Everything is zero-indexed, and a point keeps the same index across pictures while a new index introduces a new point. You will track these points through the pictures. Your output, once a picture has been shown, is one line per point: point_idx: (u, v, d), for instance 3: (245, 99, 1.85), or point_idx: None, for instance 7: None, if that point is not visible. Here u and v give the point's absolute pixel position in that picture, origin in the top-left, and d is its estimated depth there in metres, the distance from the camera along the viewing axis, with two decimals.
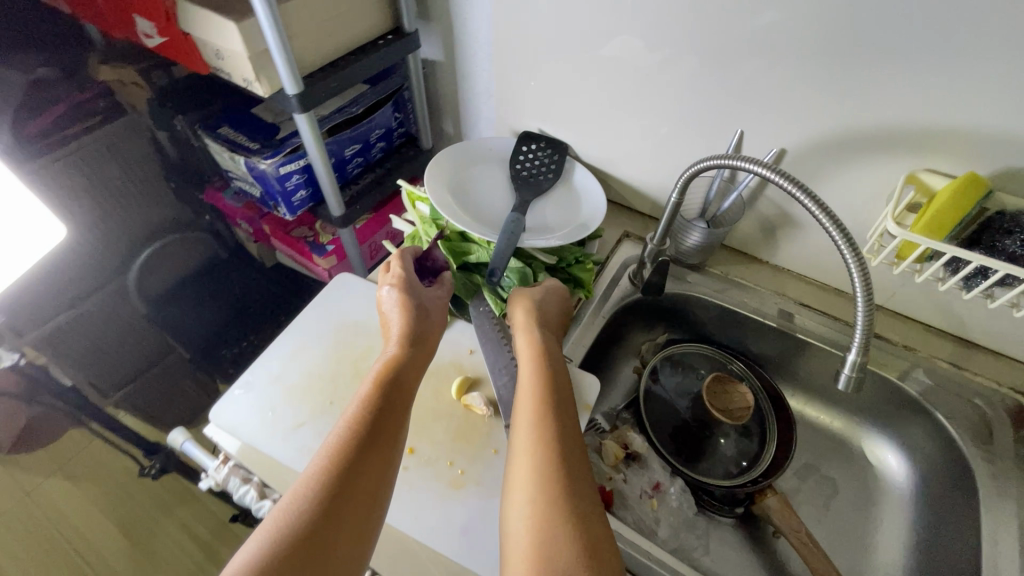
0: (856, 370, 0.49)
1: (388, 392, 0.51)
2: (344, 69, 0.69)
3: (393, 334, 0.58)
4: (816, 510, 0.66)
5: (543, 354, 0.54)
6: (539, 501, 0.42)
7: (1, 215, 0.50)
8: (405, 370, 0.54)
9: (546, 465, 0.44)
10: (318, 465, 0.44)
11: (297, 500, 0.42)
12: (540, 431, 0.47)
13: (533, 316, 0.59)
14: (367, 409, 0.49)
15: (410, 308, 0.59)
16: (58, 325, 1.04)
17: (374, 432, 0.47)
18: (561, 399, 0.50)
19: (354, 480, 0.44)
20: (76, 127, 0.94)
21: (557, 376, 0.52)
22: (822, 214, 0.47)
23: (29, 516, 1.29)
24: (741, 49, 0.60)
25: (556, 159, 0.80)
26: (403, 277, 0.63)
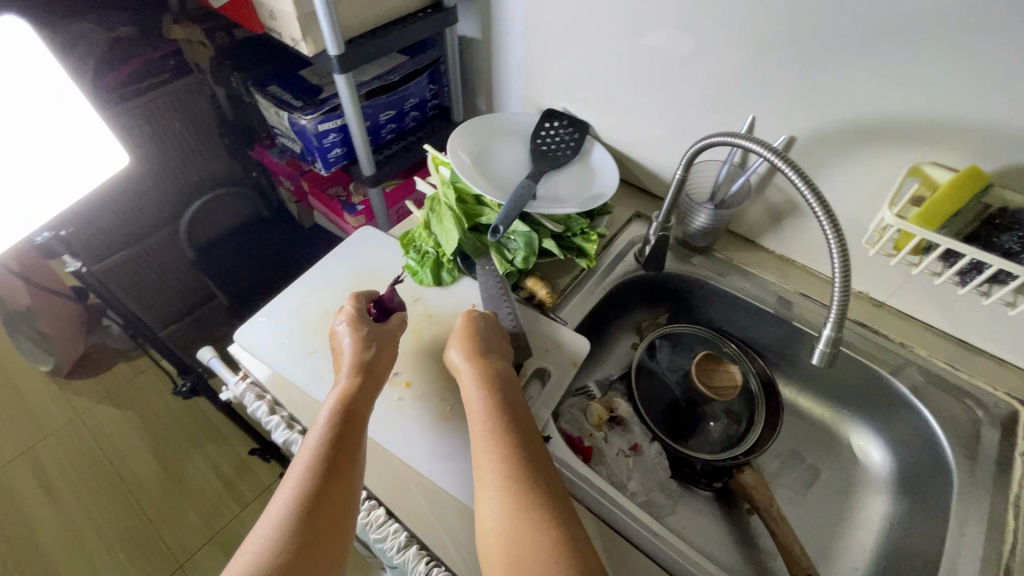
0: (831, 345, 0.50)
1: (342, 422, 0.52)
2: (383, 37, 0.75)
3: (343, 364, 0.58)
4: (793, 494, 0.68)
5: (493, 378, 0.55)
6: (510, 522, 0.45)
7: (72, 139, 0.57)
8: (357, 401, 0.54)
9: (511, 489, 0.47)
10: (280, 509, 0.46)
11: (265, 547, 0.43)
12: (500, 458, 0.49)
13: (481, 339, 0.59)
14: (323, 444, 0.50)
15: (363, 341, 0.59)
16: (118, 260, 1.17)
17: (333, 465, 0.49)
18: (516, 420, 0.52)
19: (320, 516, 0.46)
20: (147, 82, 1.05)
21: (510, 397, 0.54)
22: (808, 191, 0.49)
23: (78, 433, 1.43)
24: (757, 35, 0.62)
25: (576, 137, 0.83)
26: (355, 311, 0.62)
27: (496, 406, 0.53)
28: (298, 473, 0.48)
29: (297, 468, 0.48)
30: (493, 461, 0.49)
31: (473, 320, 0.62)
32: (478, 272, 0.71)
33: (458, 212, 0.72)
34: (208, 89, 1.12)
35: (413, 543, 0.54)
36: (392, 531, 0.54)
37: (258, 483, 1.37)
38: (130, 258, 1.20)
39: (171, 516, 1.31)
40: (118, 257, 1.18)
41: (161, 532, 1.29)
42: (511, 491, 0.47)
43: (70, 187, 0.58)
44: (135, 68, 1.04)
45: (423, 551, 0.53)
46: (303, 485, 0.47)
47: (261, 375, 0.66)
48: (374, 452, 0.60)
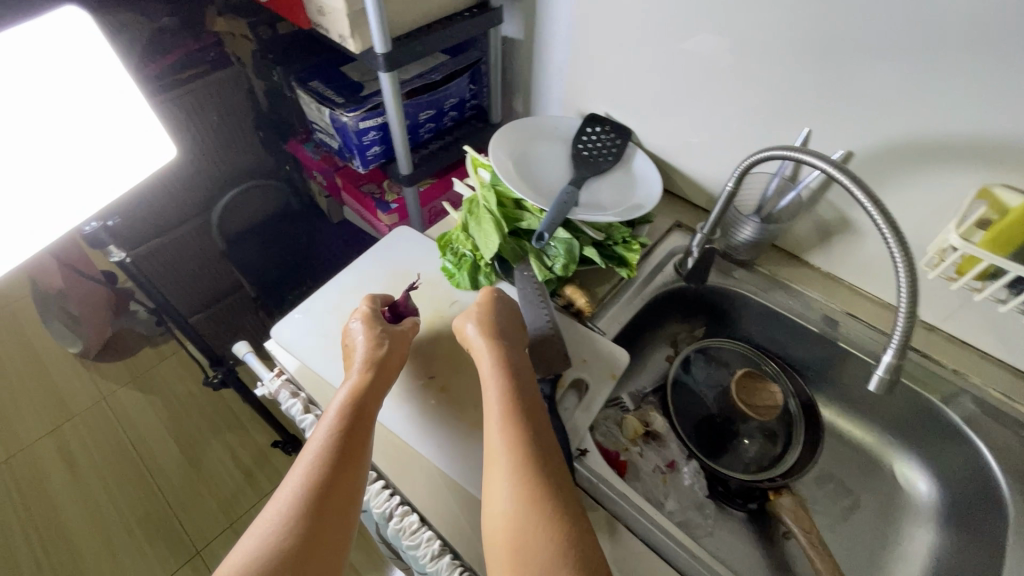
0: (890, 372, 0.48)
1: (351, 417, 0.53)
2: (430, 36, 0.74)
3: (356, 358, 0.58)
4: (833, 520, 0.65)
5: (504, 370, 0.55)
6: (510, 515, 0.46)
7: (120, 129, 0.56)
8: (367, 396, 0.55)
9: (513, 483, 0.47)
10: (289, 497, 0.48)
11: (273, 532, 0.46)
12: (503, 452, 0.49)
13: (496, 330, 0.59)
14: (331, 437, 0.51)
15: (376, 339, 0.59)
16: (151, 248, 1.18)
17: (341, 458, 0.50)
18: (526, 413, 0.52)
19: (326, 505, 0.48)
20: (187, 73, 1.06)
21: (520, 390, 0.54)
22: (877, 212, 0.47)
23: (103, 416, 1.45)
24: (818, 47, 0.60)
25: (618, 143, 0.82)
26: (370, 311, 0.63)
27: (504, 399, 0.53)
28: (308, 463, 0.50)
29: (307, 458, 0.50)
30: (498, 453, 0.50)
31: (495, 298, 0.63)
32: (516, 278, 0.70)
33: (498, 216, 0.71)
34: (246, 81, 1.12)
35: (446, 553, 0.52)
36: (425, 540, 0.52)
37: (276, 474, 1.37)
38: (162, 246, 1.21)
39: (191, 502, 1.32)
40: (151, 245, 1.19)
41: (180, 518, 1.30)
42: (513, 486, 0.47)
43: (116, 180, 0.58)
44: (177, 59, 1.05)
45: (456, 561, 0.52)
46: (311, 476, 0.49)
47: (296, 371, 0.66)
48: (409, 456, 0.59)
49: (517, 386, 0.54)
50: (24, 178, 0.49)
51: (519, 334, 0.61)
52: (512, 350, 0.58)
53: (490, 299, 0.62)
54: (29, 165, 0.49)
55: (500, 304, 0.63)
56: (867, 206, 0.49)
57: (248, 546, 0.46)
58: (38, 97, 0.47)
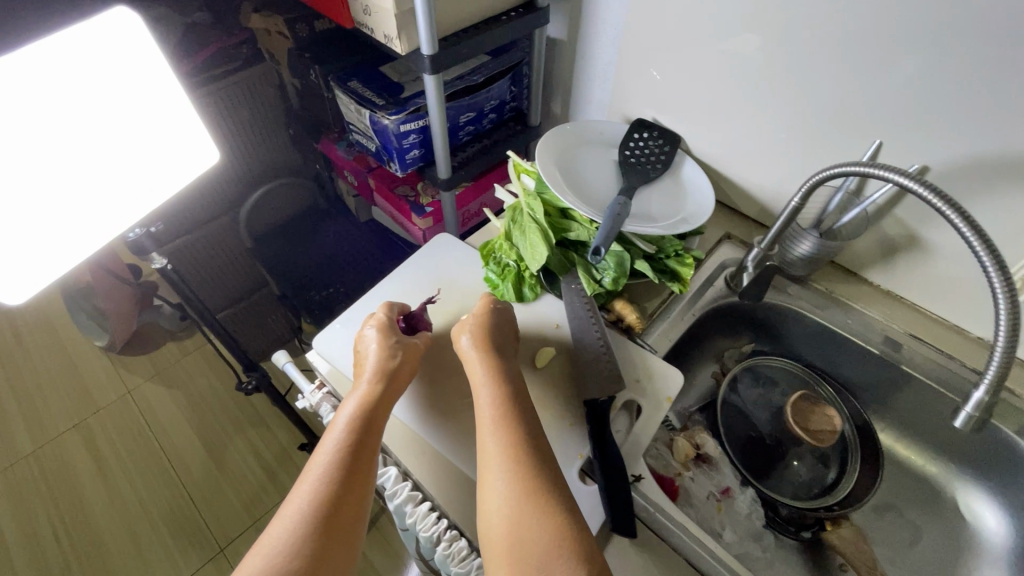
0: (980, 410, 0.46)
1: (359, 430, 0.51)
2: (477, 36, 0.71)
3: (367, 368, 0.56)
4: (893, 552, 0.62)
5: (503, 381, 0.54)
6: (508, 529, 0.44)
7: (165, 133, 0.54)
8: (376, 407, 0.53)
9: (510, 497, 0.45)
10: (293, 514, 0.46)
11: (275, 553, 0.44)
12: (500, 465, 0.47)
13: (495, 341, 0.58)
14: (337, 449, 0.50)
15: (389, 349, 0.57)
16: (181, 245, 1.18)
17: (344, 473, 0.48)
18: (526, 426, 0.50)
19: (330, 523, 0.46)
20: (220, 69, 1.04)
21: (520, 403, 0.52)
22: (971, 231, 0.44)
23: (128, 411, 1.45)
24: (897, 56, 0.56)
25: (666, 150, 0.78)
26: (385, 320, 0.60)
27: (501, 411, 0.51)
28: (312, 478, 0.48)
29: (311, 473, 0.49)
30: (495, 465, 0.48)
31: (490, 308, 0.61)
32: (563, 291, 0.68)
33: (545, 226, 0.69)
34: (277, 78, 1.10)
35: None
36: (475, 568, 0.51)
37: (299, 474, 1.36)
38: (191, 243, 1.20)
39: (215, 500, 1.32)
40: (180, 242, 1.18)
41: (204, 515, 1.30)
42: (511, 499, 0.45)
43: (159, 187, 0.56)
44: (211, 55, 1.04)
45: None
46: (316, 492, 0.47)
47: (339, 385, 0.63)
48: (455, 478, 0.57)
49: (515, 398, 0.53)
50: (70, 188, 0.47)
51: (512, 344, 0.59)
52: (510, 362, 0.56)
53: (487, 309, 0.60)
54: (73, 174, 0.47)
55: (504, 313, 0.61)
56: (950, 218, 0.46)
57: (254, 564, 0.44)
58: (83, 104, 0.45)
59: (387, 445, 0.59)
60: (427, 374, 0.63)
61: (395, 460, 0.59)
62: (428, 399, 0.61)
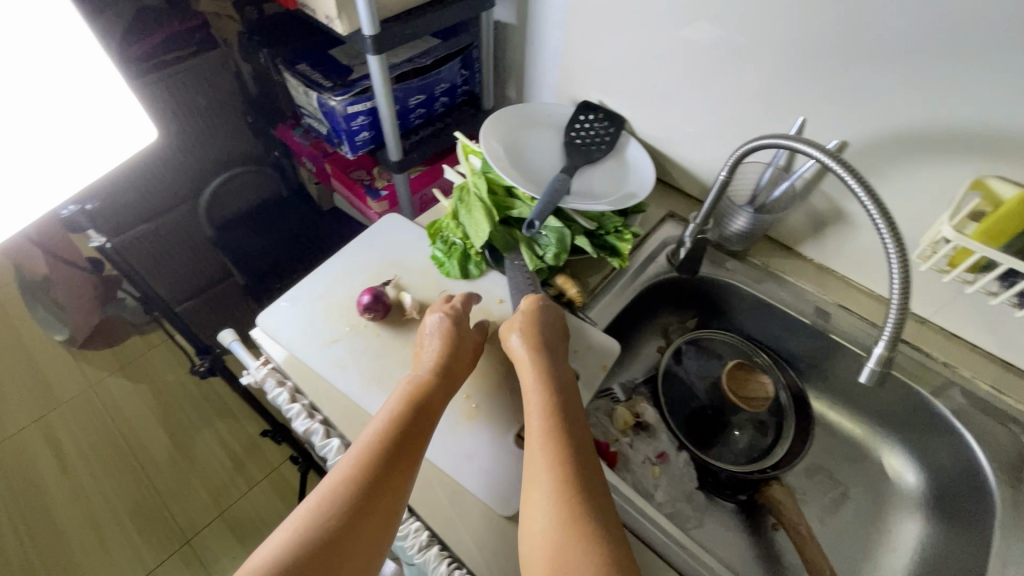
0: (882, 365, 0.49)
1: (410, 416, 0.52)
2: (420, 17, 0.72)
3: (425, 359, 0.57)
4: (821, 511, 0.66)
5: (550, 385, 0.54)
6: (552, 535, 0.44)
7: (101, 110, 0.55)
8: (432, 396, 0.54)
9: (557, 502, 0.45)
10: (332, 488, 0.46)
11: (305, 527, 0.44)
12: (546, 470, 0.47)
13: (541, 342, 0.57)
14: (382, 433, 0.50)
15: (449, 342, 0.58)
16: (137, 235, 1.16)
17: (389, 457, 0.49)
18: (571, 433, 0.50)
19: (366, 507, 0.46)
20: (172, 55, 1.02)
21: (565, 408, 0.52)
22: (877, 213, 0.46)
23: (91, 406, 1.43)
24: (812, 36, 0.59)
25: (611, 131, 0.80)
26: (457, 311, 0.61)
27: (547, 416, 0.51)
28: (353, 457, 0.49)
29: (353, 452, 0.49)
30: (542, 468, 0.47)
31: (538, 306, 0.61)
32: (506, 268, 0.69)
33: (488, 204, 0.70)
34: (234, 64, 1.09)
35: (434, 543, 0.52)
36: (412, 530, 0.52)
37: (267, 463, 1.36)
38: (150, 233, 1.18)
39: (181, 493, 1.31)
40: (138, 231, 1.16)
41: (171, 508, 1.29)
42: (557, 506, 0.45)
43: (94, 163, 0.57)
44: (158, 41, 1.01)
45: (444, 552, 0.52)
46: (355, 471, 0.47)
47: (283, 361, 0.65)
48: None
49: (559, 402, 0.52)
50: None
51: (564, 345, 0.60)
52: (560, 366, 0.56)
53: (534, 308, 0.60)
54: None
55: (555, 317, 0.61)
56: (866, 203, 0.48)
57: (286, 529, 0.45)
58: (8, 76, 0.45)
59: (330, 418, 0.61)
60: (371, 348, 0.64)
61: (337, 433, 0.60)
62: (372, 372, 0.63)
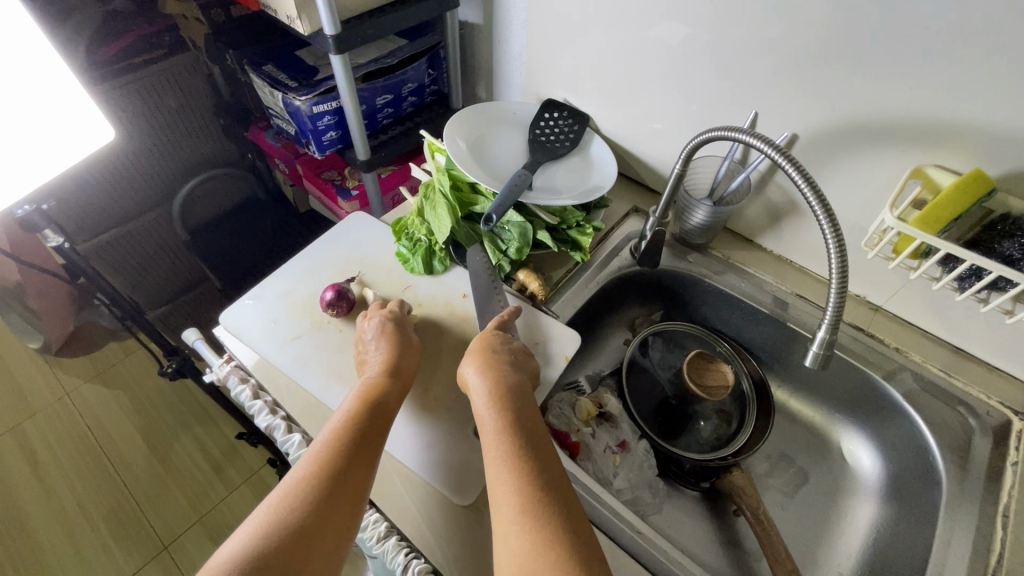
0: (824, 349, 0.51)
1: (361, 424, 0.51)
2: (381, 18, 0.72)
3: (372, 364, 0.58)
4: (781, 496, 0.68)
5: (510, 391, 0.53)
6: (518, 563, 0.40)
7: (58, 111, 0.55)
8: (384, 400, 0.54)
9: (522, 526, 0.42)
10: (279, 504, 0.45)
11: (252, 544, 0.43)
12: (508, 492, 0.44)
13: (489, 360, 0.55)
14: (332, 445, 0.49)
15: (394, 346, 0.59)
16: (109, 239, 1.15)
17: (339, 468, 0.48)
18: (533, 450, 0.47)
19: (318, 526, 0.44)
20: (140, 58, 1.02)
21: (521, 425, 0.50)
22: (815, 201, 0.48)
23: (64, 413, 1.39)
24: (755, 35, 0.60)
25: (576, 129, 0.82)
26: (395, 313, 0.63)
27: (505, 436, 0.48)
28: (302, 470, 0.48)
29: (301, 465, 0.48)
30: (505, 492, 0.44)
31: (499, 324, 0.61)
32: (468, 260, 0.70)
33: (452, 201, 0.70)
34: (204, 67, 1.09)
35: (393, 533, 0.52)
36: (371, 522, 0.53)
37: (247, 466, 1.33)
38: (122, 236, 1.17)
39: (158, 499, 1.27)
40: (110, 235, 1.15)
41: (147, 513, 1.25)
42: (520, 510, 0.43)
43: (52, 162, 0.57)
44: (127, 44, 1.00)
45: (404, 542, 0.52)
46: (304, 483, 0.47)
47: (246, 358, 0.65)
48: None
49: (515, 420, 0.50)
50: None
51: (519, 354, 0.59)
52: (513, 380, 0.54)
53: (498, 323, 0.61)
54: None
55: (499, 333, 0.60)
56: (804, 189, 0.49)
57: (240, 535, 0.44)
58: None
59: (291, 413, 0.61)
60: (334, 343, 0.65)
61: (299, 428, 0.60)
62: (334, 367, 0.63)
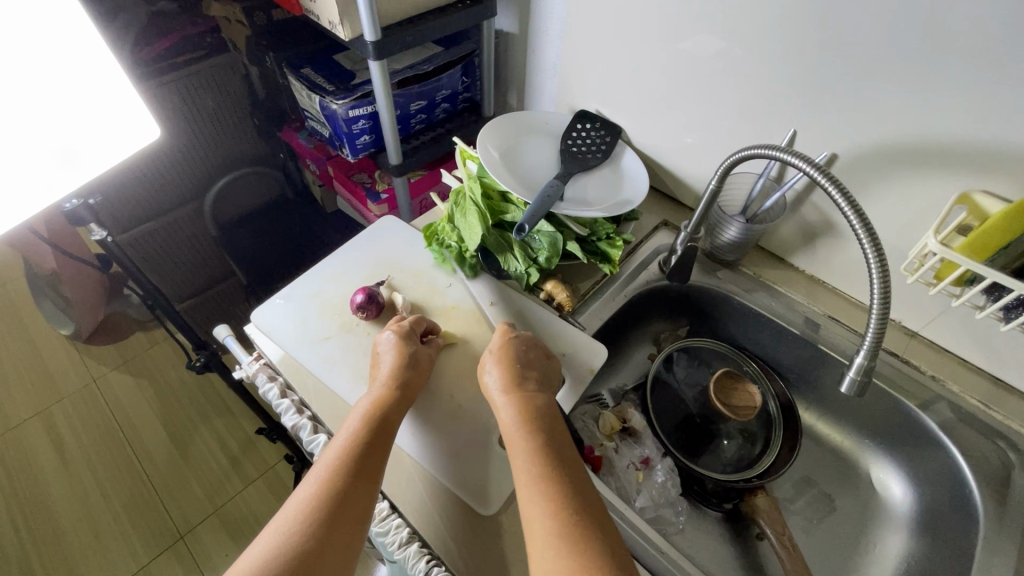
0: (862, 374, 0.50)
1: (371, 441, 0.51)
2: (421, 26, 0.73)
3: (381, 374, 0.58)
4: (806, 523, 0.66)
5: (533, 407, 0.52)
6: None
7: (110, 110, 0.57)
8: (391, 410, 0.54)
9: (554, 542, 0.41)
10: (287, 525, 0.45)
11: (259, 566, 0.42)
12: (542, 516, 0.43)
13: (511, 376, 0.55)
14: (343, 463, 0.49)
15: (404, 357, 0.59)
16: (143, 231, 1.17)
17: (351, 488, 0.47)
18: (560, 464, 0.47)
19: (325, 545, 0.44)
20: (183, 57, 1.05)
21: (552, 447, 0.49)
22: (858, 224, 0.46)
23: (91, 399, 1.42)
24: (800, 54, 0.59)
25: (608, 140, 0.81)
26: (411, 326, 0.63)
27: (537, 458, 0.47)
28: (311, 488, 0.47)
29: (310, 481, 0.48)
30: (538, 513, 0.43)
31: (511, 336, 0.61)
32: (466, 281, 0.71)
33: (483, 209, 0.71)
34: (242, 67, 1.11)
35: (414, 541, 0.52)
36: (393, 527, 0.52)
37: (263, 461, 1.34)
38: (157, 229, 1.19)
39: (177, 489, 1.29)
40: (145, 228, 1.18)
41: (166, 503, 1.27)
42: (552, 523, 0.42)
43: (100, 159, 0.59)
44: (172, 44, 1.04)
45: (424, 550, 0.51)
46: (314, 502, 0.46)
47: (274, 356, 0.66)
48: None
49: (543, 436, 0.49)
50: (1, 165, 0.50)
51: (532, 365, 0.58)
52: (538, 397, 0.54)
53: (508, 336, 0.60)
54: (15, 136, 0.49)
55: (521, 347, 0.60)
56: (846, 212, 0.48)
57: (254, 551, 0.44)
58: (33, 71, 0.48)
59: (317, 414, 0.62)
60: (361, 346, 0.66)
61: (324, 429, 0.60)
62: (360, 369, 0.64)
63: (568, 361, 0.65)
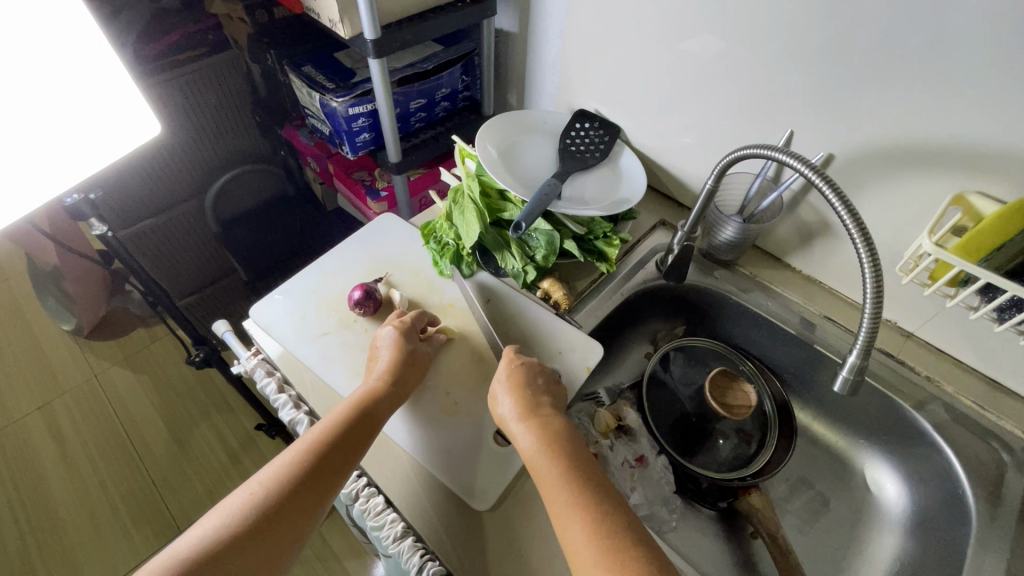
0: (854, 373, 0.51)
1: (352, 424, 0.52)
2: (421, 24, 0.74)
3: (377, 367, 0.59)
4: (800, 522, 0.67)
5: (556, 431, 0.51)
6: None
7: (111, 106, 0.58)
8: (381, 401, 0.55)
9: (599, 572, 0.40)
10: (257, 492, 0.47)
11: (220, 527, 0.44)
12: (588, 544, 0.42)
13: (525, 402, 0.54)
14: (321, 440, 0.50)
15: (402, 353, 0.59)
16: (145, 227, 1.18)
17: (321, 467, 0.49)
18: (596, 487, 0.46)
19: (282, 517, 0.46)
20: (185, 54, 1.05)
21: (584, 470, 0.48)
22: (852, 225, 0.47)
23: (92, 395, 1.43)
24: (798, 55, 0.59)
25: (606, 139, 0.82)
26: (411, 322, 0.63)
27: (569, 482, 0.46)
28: (286, 463, 0.49)
29: (286, 458, 0.49)
30: (582, 542, 0.42)
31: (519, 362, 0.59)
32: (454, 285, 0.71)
33: (481, 206, 0.71)
34: (244, 65, 1.12)
35: (408, 534, 0.52)
36: (388, 521, 0.53)
37: (262, 457, 1.35)
38: (158, 226, 1.20)
39: (177, 484, 1.29)
40: (146, 224, 1.18)
41: (165, 498, 1.27)
42: (601, 550, 0.41)
43: (100, 155, 0.59)
44: (174, 41, 1.04)
45: (419, 544, 0.52)
46: (286, 475, 0.48)
47: (272, 352, 0.66)
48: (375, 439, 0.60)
49: (568, 461, 0.48)
50: (3, 161, 0.50)
51: (545, 386, 0.58)
52: (555, 420, 0.53)
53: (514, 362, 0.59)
54: (15, 132, 0.50)
55: (531, 371, 0.58)
56: (841, 212, 0.48)
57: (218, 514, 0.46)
58: (32, 67, 0.48)
59: (314, 409, 0.62)
60: (358, 342, 0.66)
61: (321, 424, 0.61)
62: (358, 366, 0.64)
63: (567, 360, 0.65)
